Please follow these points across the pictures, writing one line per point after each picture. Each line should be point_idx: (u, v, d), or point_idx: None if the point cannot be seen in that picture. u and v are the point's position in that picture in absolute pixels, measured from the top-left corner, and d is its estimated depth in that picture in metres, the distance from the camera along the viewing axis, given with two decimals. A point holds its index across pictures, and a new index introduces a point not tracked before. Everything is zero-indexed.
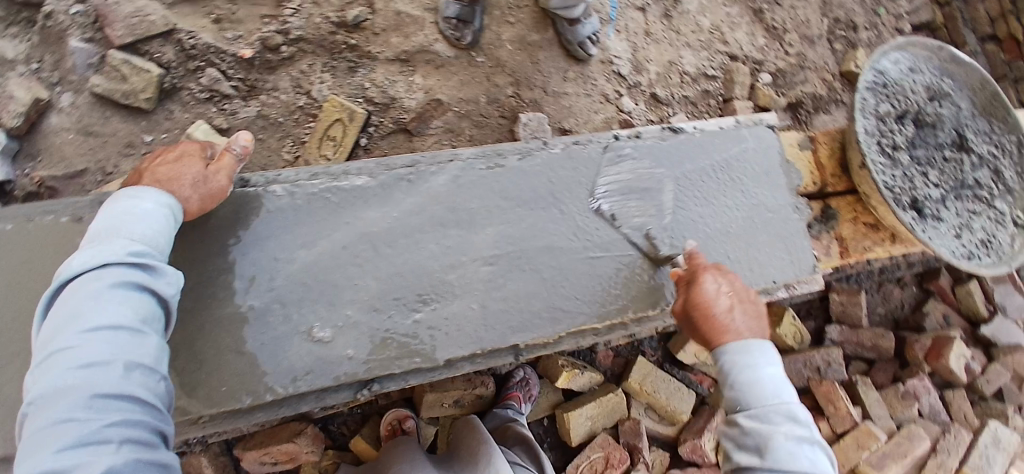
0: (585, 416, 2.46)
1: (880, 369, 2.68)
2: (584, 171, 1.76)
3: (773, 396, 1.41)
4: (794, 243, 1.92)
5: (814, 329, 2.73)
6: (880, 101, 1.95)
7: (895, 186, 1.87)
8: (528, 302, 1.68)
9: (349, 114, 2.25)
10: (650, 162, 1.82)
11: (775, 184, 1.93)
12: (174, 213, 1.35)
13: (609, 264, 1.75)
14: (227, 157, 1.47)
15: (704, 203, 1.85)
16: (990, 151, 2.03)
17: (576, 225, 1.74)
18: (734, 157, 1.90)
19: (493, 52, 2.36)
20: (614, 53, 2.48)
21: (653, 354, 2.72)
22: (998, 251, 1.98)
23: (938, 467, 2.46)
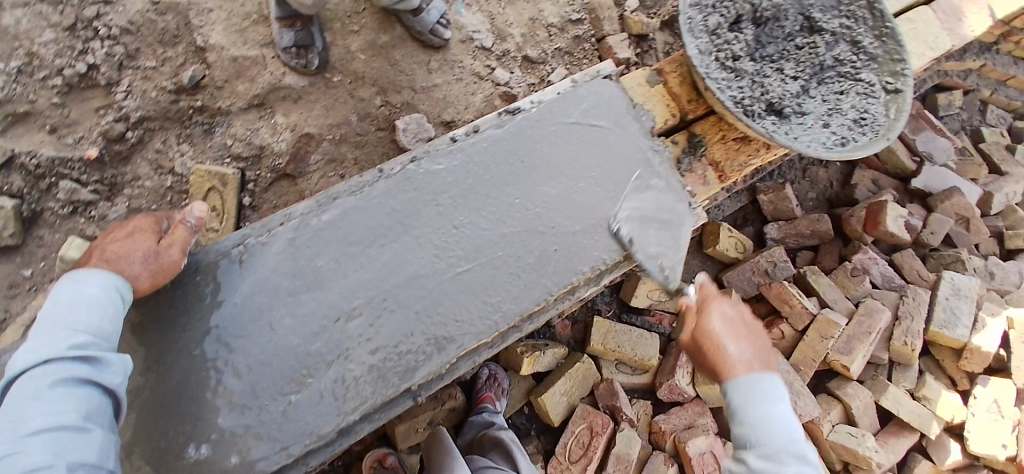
0: (558, 394, 2.43)
1: (828, 253, 2.76)
2: (424, 188, 1.70)
3: (780, 435, 1.50)
4: (659, 188, 1.84)
5: (754, 232, 2.83)
6: (708, 15, 1.90)
7: (743, 97, 1.85)
8: (446, 319, 1.65)
9: (221, 179, 2.12)
10: (490, 157, 1.75)
11: (628, 134, 1.85)
12: (122, 294, 1.44)
13: (484, 272, 1.69)
14: (183, 229, 1.55)
15: (551, 183, 1.77)
16: (841, 25, 1.99)
17: (433, 244, 1.68)
18: (579, 119, 1.82)
19: (348, 67, 2.25)
20: (471, 28, 2.40)
21: (607, 309, 2.70)
22: (875, 125, 1.91)
23: (905, 334, 2.52)
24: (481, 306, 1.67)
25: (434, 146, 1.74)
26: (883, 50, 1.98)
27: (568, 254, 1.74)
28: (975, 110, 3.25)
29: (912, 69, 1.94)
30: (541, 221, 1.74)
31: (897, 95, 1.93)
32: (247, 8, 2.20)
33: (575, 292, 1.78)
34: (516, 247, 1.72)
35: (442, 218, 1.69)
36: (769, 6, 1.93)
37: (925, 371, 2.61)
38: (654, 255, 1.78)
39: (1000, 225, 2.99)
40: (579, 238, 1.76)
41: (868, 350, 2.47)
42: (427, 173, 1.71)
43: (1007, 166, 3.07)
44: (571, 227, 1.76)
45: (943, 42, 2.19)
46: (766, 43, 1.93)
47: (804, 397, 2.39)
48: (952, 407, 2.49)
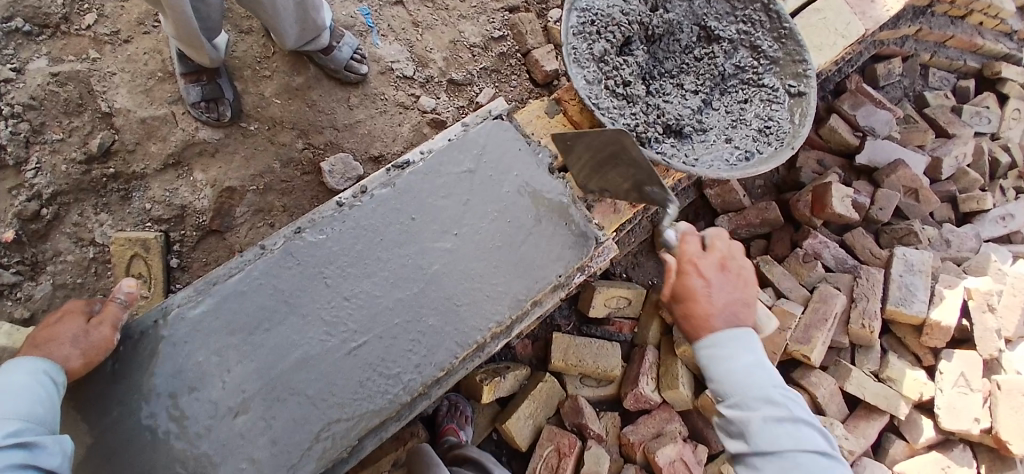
0: (523, 418, 2.37)
1: (778, 240, 2.74)
2: (308, 261, 1.58)
3: (749, 386, 1.48)
4: (558, 231, 1.73)
5: (705, 227, 2.79)
6: (593, 42, 1.86)
7: (638, 125, 1.81)
8: (373, 376, 1.55)
9: (143, 245, 2.03)
10: (381, 218, 1.63)
11: (529, 175, 1.74)
12: (56, 379, 1.35)
13: (380, 344, 1.57)
14: (113, 305, 1.47)
15: (445, 239, 1.65)
16: (738, 31, 1.97)
17: (323, 323, 1.55)
18: (472, 167, 1.71)
19: (264, 113, 2.18)
20: (390, 59, 2.35)
21: (567, 324, 2.64)
22: (780, 134, 1.89)
23: (863, 316, 2.46)
24: (378, 381, 1.55)
25: (321, 213, 1.64)
26: (784, 52, 1.97)
27: (474, 309, 1.63)
28: (917, 75, 3.20)
29: (813, 69, 1.93)
30: (441, 282, 1.63)
31: (800, 98, 1.92)
32: (151, 67, 2.13)
33: (483, 347, 1.66)
34: (414, 312, 1.60)
35: (330, 290, 1.58)
36: (659, 23, 1.92)
37: (888, 351, 2.55)
38: (631, 188, 1.65)
39: (953, 190, 2.93)
40: (483, 292, 1.64)
41: (827, 337, 2.42)
42: (318, 243, 1.59)
43: (955, 126, 3.03)
44: (475, 281, 1.64)
45: (855, 27, 2.19)
46: (662, 60, 1.93)
47: None
48: (919, 384, 2.41)
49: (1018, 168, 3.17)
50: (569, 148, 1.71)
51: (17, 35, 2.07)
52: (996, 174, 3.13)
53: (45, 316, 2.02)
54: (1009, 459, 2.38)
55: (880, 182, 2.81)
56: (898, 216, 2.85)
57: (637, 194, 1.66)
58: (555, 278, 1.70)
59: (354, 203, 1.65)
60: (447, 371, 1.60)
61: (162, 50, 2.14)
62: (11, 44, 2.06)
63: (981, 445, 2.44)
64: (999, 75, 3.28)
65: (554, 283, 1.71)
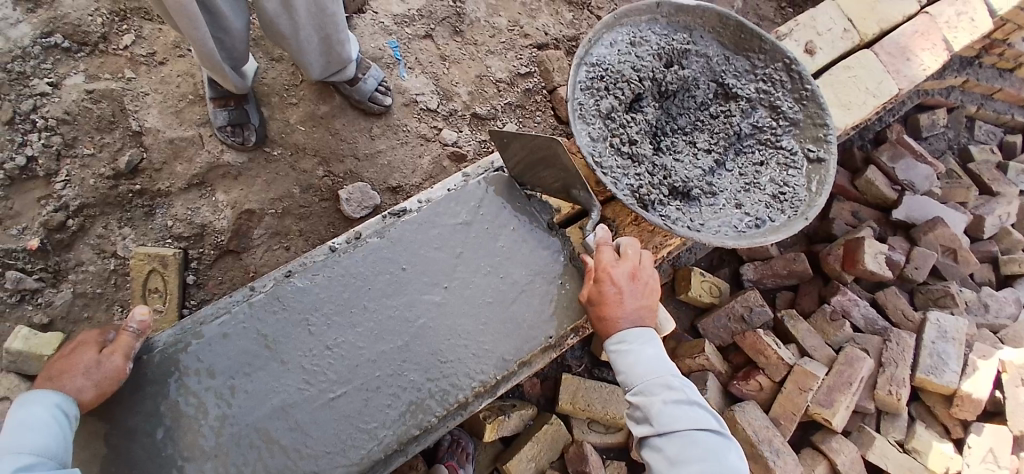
0: (525, 459, 2.25)
1: (806, 294, 2.59)
2: (295, 306, 1.54)
3: (650, 372, 1.47)
4: (551, 290, 1.67)
5: (729, 274, 2.66)
6: (601, 98, 1.82)
7: (642, 186, 1.75)
8: (360, 420, 1.50)
9: (161, 261, 2.06)
10: (370, 267, 1.60)
11: (528, 228, 1.71)
12: (68, 412, 1.31)
13: (358, 398, 1.51)
14: (126, 334, 1.43)
15: (434, 291, 1.61)
16: (756, 91, 1.95)
17: (301, 370, 1.51)
18: (468, 219, 1.68)
19: (288, 139, 2.24)
20: (415, 91, 2.37)
21: (578, 365, 2.52)
22: (794, 201, 1.84)
23: (890, 382, 2.31)
24: (352, 434, 1.49)
25: (311, 258, 1.64)
26: (804, 114, 1.94)
27: (459, 368, 1.57)
28: (962, 128, 3.07)
29: (834, 133, 1.89)
30: (427, 336, 1.58)
31: (819, 164, 1.88)
32: (182, 89, 2.23)
33: (467, 406, 1.59)
34: (396, 365, 1.54)
35: (313, 338, 1.53)
36: (673, 79, 1.90)
37: (915, 419, 2.40)
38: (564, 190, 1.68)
39: (993, 250, 2.79)
40: (470, 349, 1.59)
41: (851, 401, 2.27)
42: (305, 289, 1.56)
43: (999, 186, 2.88)
44: (459, 338, 1.59)
45: (887, 87, 2.18)
46: (675, 116, 1.90)
47: (784, 456, 2.18)
48: (946, 458, 2.24)
49: None
50: (503, 147, 1.68)
51: (55, 52, 2.18)
52: None
53: (62, 323, 2.07)
54: None
55: (916, 240, 2.67)
56: (934, 276, 2.71)
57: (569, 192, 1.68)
58: (543, 340, 1.63)
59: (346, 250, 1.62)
60: (426, 430, 1.53)
61: (194, 73, 2.25)
62: (49, 59, 2.17)
63: None
64: None
65: (546, 344, 1.64)
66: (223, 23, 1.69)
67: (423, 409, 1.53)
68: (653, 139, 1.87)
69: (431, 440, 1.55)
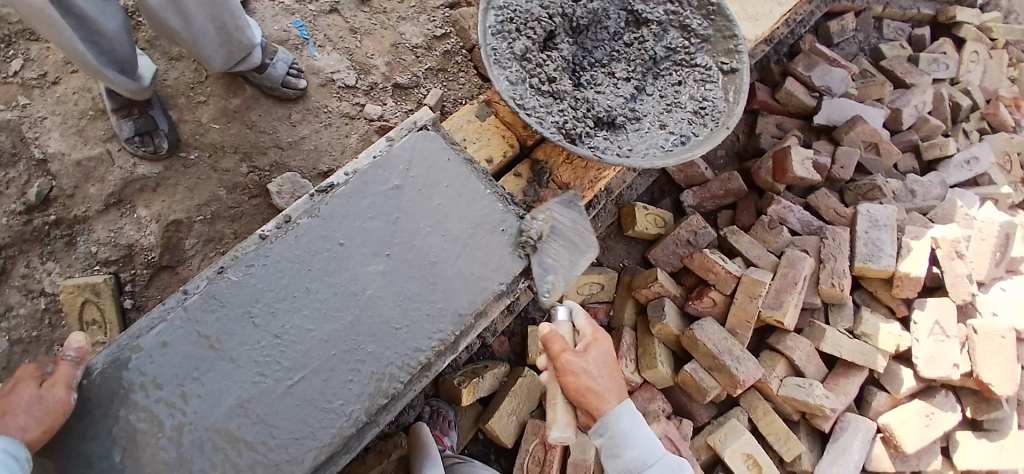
0: (505, 415, 2.27)
1: (744, 210, 2.66)
2: (232, 302, 1.49)
3: (663, 451, 1.71)
4: (495, 242, 1.66)
5: (671, 203, 2.72)
6: (513, 41, 1.80)
7: (567, 122, 1.75)
8: (326, 401, 1.48)
9: (92, 289, 1.95)
10: (309, 251, 1.55)
11: (464, 180, 1.68)
12: (17, 455, 1.24)
13: (318, 379, 1.49)
14: (64, 364, 1.37)
15: (377, 260, 1.58)
16: (664, 14, 1.97)
17: (254, 363, 1.47)
18: (400, 183, 1.63)
19: (203, 140, 2.14)
20: (329, 70, 2.29)
21: (541, 315, 2.52)
22: (714, 114, 1.88)
23: (832, 275, 2.38)
24: (319, 416, 1.47)
25: (243, 249, 1.54)
26: (713, 29, 1.98)
27: (414, 330, 1.56)
28: (870, 28, 3.19)
29: (742, 45, 1.94)
30: (377, 308, 1.55)
31: (733, 74, 1.93)
32: (81, 106, 2.09)
33: (430, 368, 1.59)
34: (350, 342, 1.52)
35: (259, 330, 1.49)
36: (583, 14, 1.88)
37: (861, 306, 2.48)
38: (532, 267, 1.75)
39: (916, 139, 2.91)
40: (422, 311, 1.58)
41: (799, 300, 2.35)
42: (236, 284, 1.50)
43: (912, 77, 3.01)
44: (409, 302, 1.57)
45: None
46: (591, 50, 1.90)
47: (745, 362, 2.24)
48: (893, 337, 2.35)
49: (980, 112, 3.13)
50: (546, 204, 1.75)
51: None
52: (959, 119, 3.10)
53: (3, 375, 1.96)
54: (994, 400, 2.33)
55: (840, 140, 2.78)
56: (861, 172, 2.83)
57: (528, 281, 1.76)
58: (497, 288, 1.64)
59: (275, 238, 1.55)
60: (395, 396, 1.53)
61: (90, 88, 2.10)
62: None
63: (966, 389, 2.40)
64: (953, 21, 3.26)
65: (500, 291, 1.65)
66: (95, 28, 1.61)
67: (387, 380, 1.53)
68: (572, 75, 1.86)
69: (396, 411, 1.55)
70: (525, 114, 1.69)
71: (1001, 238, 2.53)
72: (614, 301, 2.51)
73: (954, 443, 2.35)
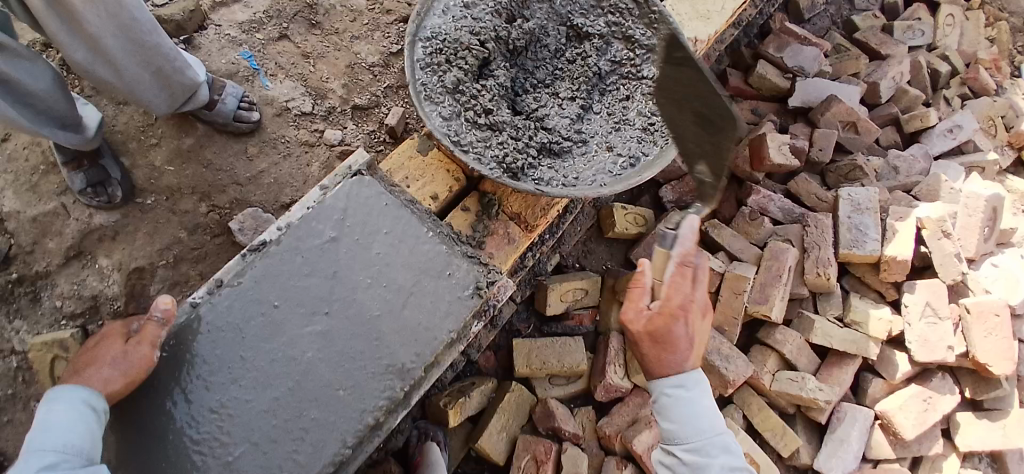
0: (495, 432, 2.16)
1: (724, 201, 2.56)
2: (159, 384, 1.45)
3: (709, 432, 1.49)
4: (440, 289, 1.59)
5: (651, 200, 2.62)
6: (444, 73, 1.75)
7: (506, 156, 1.69)
8: (284, 460, 1.44)
9: (60, 346, 1.86)
10: (242, 319, 1.51)
11: (404, 225, 1.62)
12: (97, 407, 1.33)
13: (257, 454, 1.43)
14: (150, 324, 1.42)
15: (315, 321, 1.52)
16: (606, 25, 1.91)
17: (191, 445, 1.43)
18: (336, 234, 1.59)
19: (158, 183, 2.09)
20: (284, 98, 2.22)
21: (526, 327, 2.40)
22: (664, 130, 1.81)
23: (817, 264, 2.29)
24: None
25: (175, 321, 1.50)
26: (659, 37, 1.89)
27: (359, 390, 1.50)
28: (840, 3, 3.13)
29: None
30: (318, 370, 1.50)
31: None
32: (32, 161, 2.04)
33: (382, 426, 1.52)
34: (295, 409, 1.47)
35: (193, 406, 1.45)
36: (520, 35, 1.84)
37: (849, 291, 2.39)
38: (705, 143, 1.62)
39: (895, 112, 2.82)
40: (367, 370, 1.51)
41: (786, 292, 2.24)
42: (174, 359, 1.46)
43: (887, 49, 2.93)
44: (354, 362, 1.51)
45: None
46: (532, 71, 1.87)
47: (734, 361, 2.13)
48: (887, 321, 2.23)
49: (961, 76, 3.03)
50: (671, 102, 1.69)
51: None
52: (940, 85, 3.01)
53: None
54: (992, 380, 2.26)
55: (817, 122, 2.69)
56: (841, 152, 2.75)
57: (711, 140, 1.60)
58: (447, 335, 1.56)
59: (204, 305, 1.51)
60: (343, 464, 1.46)
61: (40, 142, 2.05)
62: None
63: (964, 369, 2.33)
64: None
65: (448, 340, 1.57)
66: (12, 83, 1.54)
67: (343, 432, 1.47)
68: (513, 100, 1.82)
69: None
70: (462, 155, 1.65)
71: (987, 212, 2.45)
72: (599, 305, 2.43)
73: (954, 425, 2.28)
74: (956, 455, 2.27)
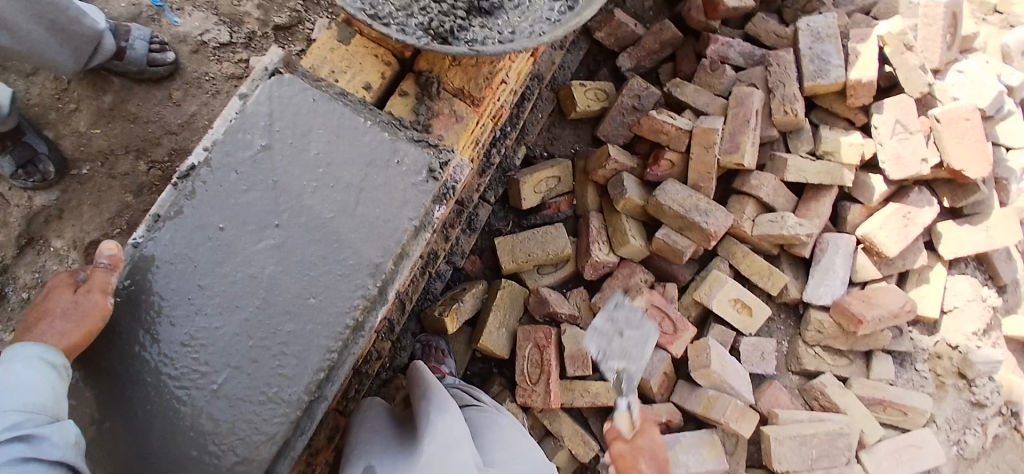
0: (495, 329, 2.17)
1: (684, 57, 2.45)
2: (121, 331, 1.38)
3: None
4: (391, 179, 1.51)
5: (610, 72, 2.50)
6: None
7: (434, 22, 1.61)
8: (272, 377, 1.39)
9: None
10: (188, 250, 1.41)
11: (338, 117, 1.51)
12: (55, 362, 1.24)
13: (241, 377, 1.38)
14: (97, 272, 1.33)
15: (267, 234, 1.43)
16: None
17: (170, 382, 1.37)
18: (267, 141, 1.47)
19: (89, 149, 1.96)
20: (198, 33, 2.05)
21: (506, 226, 2.35)
22: None
23: (784, 103, 2.23)
24: (259, 409, 1.38)
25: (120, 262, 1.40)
26: None
27: (331, 295, 1.44)
28: None
29: None
30: (283, 284, 1.42)
31: None
32: None
33: (365, 328, 1.48)
34: (268, 325, 1.40)
35: (163, 344, 1.38)
36: None
37: (818, 125, 2.34)
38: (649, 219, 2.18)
39: None
40: (334, 274, 1.44)
41: (755, 137, 2.20)
42: (129, 303, 1.38)
43: None
44: (318, 268, 1.44)
45: None
46: None
47: (714, 214, 2.11)
48: (858, 146, 2.23)
49: None
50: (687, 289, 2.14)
51: None
52: None
53: None
54: (969, 185, 2.26)
55: None
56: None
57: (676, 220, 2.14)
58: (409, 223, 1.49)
59: (149, 243, 1.41)
60: (332, 367, 1.43)
61: None
62: None
63: (940, 180, 2.31)
64: None
65: (412, 229, 1.51)
66: None
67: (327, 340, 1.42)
68: None
69: (340, 377, 1.45)
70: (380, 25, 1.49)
71: (950, 18, 2.38)
72: (574, 189, 2.37)
73: (936, 237, 2.28)
74: (941, 264, 2.28)
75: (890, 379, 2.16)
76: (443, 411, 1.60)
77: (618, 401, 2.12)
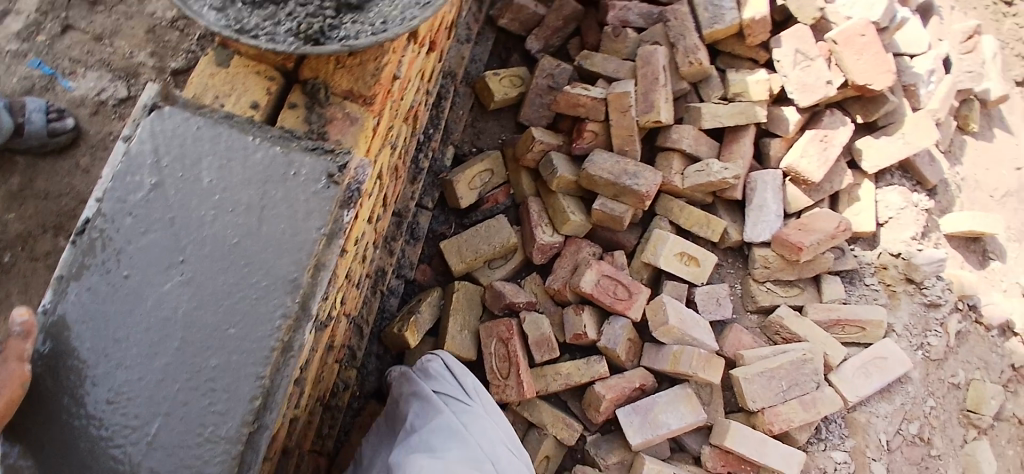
0: (456, 332, 2.15)
1: (589, 30, 2.48)
2: (41, 403, 1.21)
3: None
4: (292, 192, 1.30)
5: (521, 59, 2.53)
6: None
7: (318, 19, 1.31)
8: (205, 417, 1.21)
9: None
10: (90, 315, 1.23)
11: (222, 134, 1.30)
12: None
13: (174, 426, 1.20)
14: (9, 340, 1.18)
15: (173, 273, 1.24)
16: None
17: (99, 445, 1.19)
18: (151, 177, 1.26)
19: (5, 235, 1.90)
20: (95, 94, 2.00)
21: (449, 228, 2.35)
22: None
23: (688, 56, 2.29)
24: (198, 453, 1.20)
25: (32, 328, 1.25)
26: None
27: (251, 321, 1.25)
28: None
29: None
30: (199, 319, 1.24)
31: None
32: None
33: (294, 346, 1.27)
34: (192, 364, 1.22)
35: (84, 407, 1.20)
36: None
37: (725, 70, 2.41)
38: None
39: None
40: (249, 297, 1.25)
41: (668, 93, 2.25)
42: (48, 367, 1.21)
43: None
44: (230, 297, 1.25)
45: None
46: None
47: (643, 175, 2.15)
48: (764, 82, 2.29)
49: None
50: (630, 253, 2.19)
51: None
52: None
53: None
54: (877, 98, 2.35)
55: None
56: None
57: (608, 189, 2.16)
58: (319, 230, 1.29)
59: (60, 305, 1.23)
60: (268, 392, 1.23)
61: None
62: None
63: (850, 99, 2.40)
64: None
65: (323, 239, 1.30)
66: None
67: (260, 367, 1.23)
68: None
69: (278, 402, 1.24)
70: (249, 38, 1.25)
71: None
72: (509, 179, 2.38)
73: (856, 153, 2.37)
74: (868, 180, 2.37)
75: (842, 298, 2.23)
76: (442, 431, 1.75)
77: (590, 377, 2.12)
